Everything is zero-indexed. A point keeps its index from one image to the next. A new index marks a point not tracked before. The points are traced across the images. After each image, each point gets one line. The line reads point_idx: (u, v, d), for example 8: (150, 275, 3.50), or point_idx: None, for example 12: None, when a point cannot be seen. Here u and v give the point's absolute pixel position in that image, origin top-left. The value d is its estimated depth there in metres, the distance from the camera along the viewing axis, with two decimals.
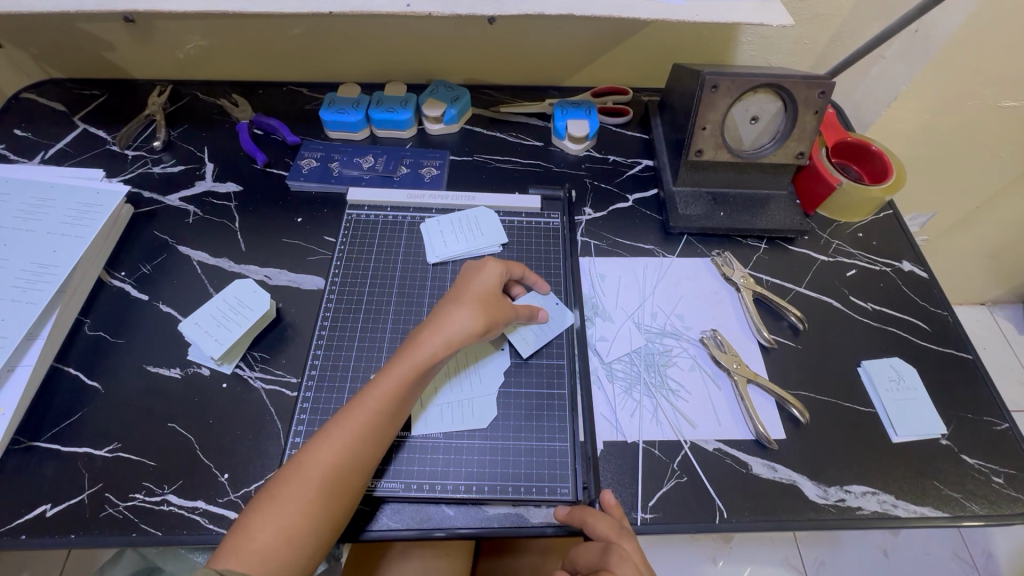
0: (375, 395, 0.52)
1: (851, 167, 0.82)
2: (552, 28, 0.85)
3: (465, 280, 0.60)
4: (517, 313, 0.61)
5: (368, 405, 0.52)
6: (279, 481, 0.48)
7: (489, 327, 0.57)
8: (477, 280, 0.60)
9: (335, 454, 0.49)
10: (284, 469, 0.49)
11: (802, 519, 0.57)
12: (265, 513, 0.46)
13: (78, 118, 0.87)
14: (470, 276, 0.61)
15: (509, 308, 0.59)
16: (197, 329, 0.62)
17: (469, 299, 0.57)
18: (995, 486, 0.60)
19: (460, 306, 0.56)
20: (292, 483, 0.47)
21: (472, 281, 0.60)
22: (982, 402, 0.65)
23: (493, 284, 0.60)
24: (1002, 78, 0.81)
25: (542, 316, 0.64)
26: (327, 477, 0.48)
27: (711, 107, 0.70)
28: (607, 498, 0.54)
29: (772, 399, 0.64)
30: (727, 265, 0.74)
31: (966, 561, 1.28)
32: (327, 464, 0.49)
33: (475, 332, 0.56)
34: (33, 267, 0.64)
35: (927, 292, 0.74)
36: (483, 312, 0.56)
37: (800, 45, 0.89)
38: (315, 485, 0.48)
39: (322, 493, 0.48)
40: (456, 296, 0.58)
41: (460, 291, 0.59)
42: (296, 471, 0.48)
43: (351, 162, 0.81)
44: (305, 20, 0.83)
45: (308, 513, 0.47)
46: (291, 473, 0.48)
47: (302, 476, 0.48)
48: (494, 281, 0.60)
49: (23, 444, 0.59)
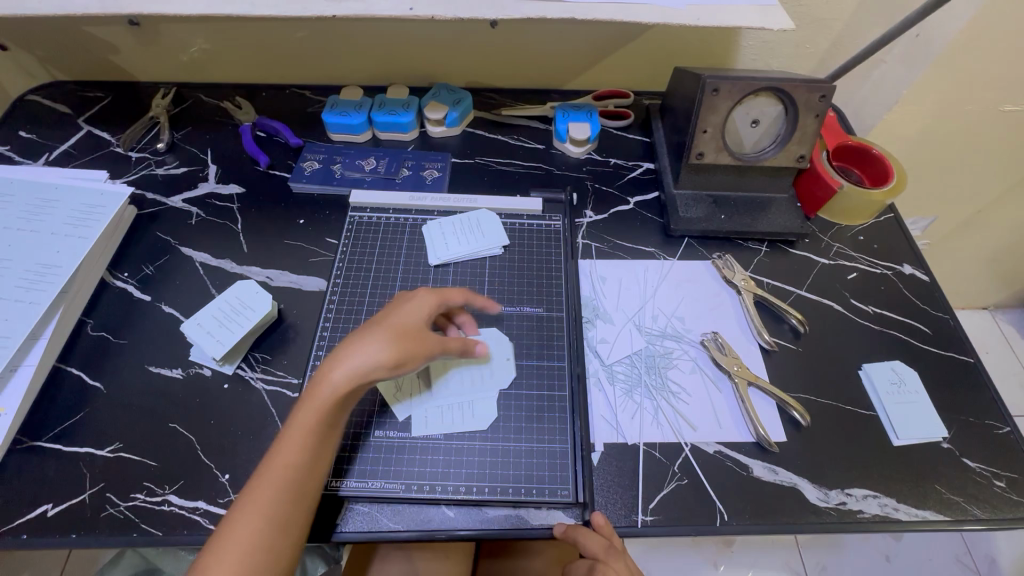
0: (282, 454, 0.48)
1: (852, 170, 0.82)
2: (554, 31, 0.85)
3: (385, 312, 0.54)
4: (446, 346, 0.54)
5: (273, 471, 0.48)
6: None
7: (404, 360, 0.50)
8: (398, 313, 0.54)
9: (247, 526, 0.45)
10: (201, 553, 0.45)
11: (803, 522, 0.57)
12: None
13: (82, 120, 0.88)
14: (391, 308, 0.55)
15: (432, 340, 0.53)
16: (199, 330, 0.62)
17: (382, 331, 0.51)
18: (997, 490, 0.60)
19: (365, 340, 0.50)
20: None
21: (393, 313, 0.54)
22: (984, 406, 0.65)
23: (414, 316, 0.53)
24: (1002, 82, 0.81)
25: (481, 350, 0.57)
26: (241, 555, 0.44)
27: (712, 110, 0.70)
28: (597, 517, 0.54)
29: (772, 401, 0.64)
30: (728, 267, 0.74)
31: (969, 567, 1.27)
32: (238, 542, 0.45)
33: (380, 368, 0.49)
34: (37, 267, 0.65)
35: (928, 295, 0.74)
36: (396, 345, 0.50)
37: (801, 49, 0.89)
38: (228, 569, 0.43)
39: (237, 573, 0.44)
40: (369, 327, 0.52)
41: (377, 321, 0.53)
42: (209, 555, 0.44)
43: (353, 164, 0.82)
44: (308, 23, 0.83)
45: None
46: (205, 556, 0.44)
47: (215, 559, 0.44)
48: (420, 312, 0.54)
49: (25, 444, 0.59)
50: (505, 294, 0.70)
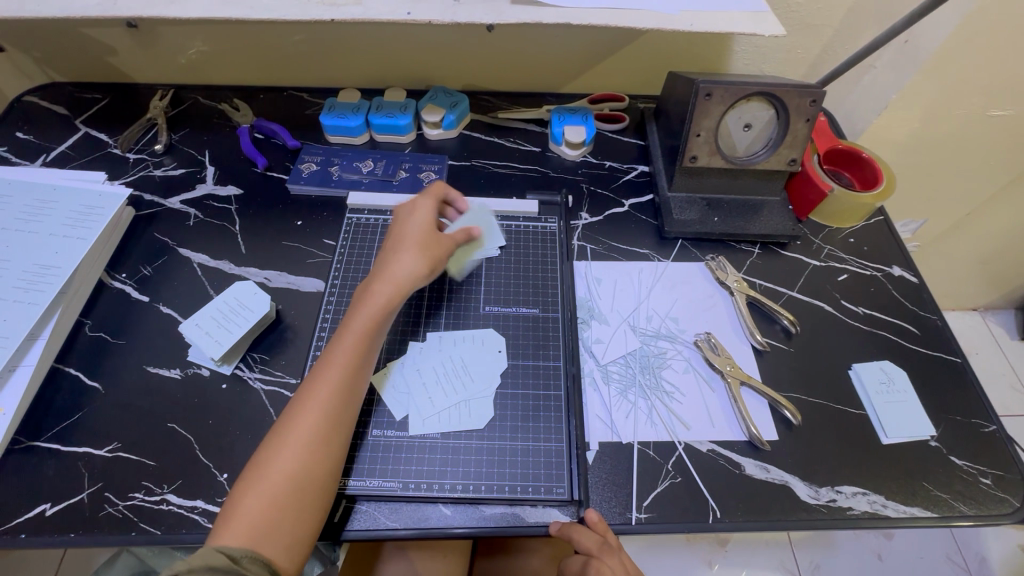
0: (338, 353, 0.55)
1: (843, 174, 0.84)
2: (550, 35, 0.86)
3: (402, 226, 0.64)
4: (454, 242, 0.65)
5: (334, 365, 0.54)
6: (264, 452, 0.50)
7: (433, 266, 0.61)
8: (409, 224, 0.63)
9: (314, 418, 0.51)
10: (268, 438, 0.51)
11: (793, 519, 0.58)
12: (254, 481, 0.48)
13: (79, 121, 0.88)
14: (404, 223, 0.64)
15: (446, 247, 0.64)
16: (198, 330, 0.63)
17: (411, 244, 0.61)
18: (983, 487, 0.61)
19: (404, 252, 0.60)
20: (275, 453, 0.50)
21: (406, 227, 0.63)
22: (970, 405, 0.67)
23: (426, 227, 0.63)
24: (989, 88, 0.83)
25: (477, 233, 0.68)
26: (307, 440, 0.50)
27: (705, 114, 0.71)
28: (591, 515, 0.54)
29: (764, 400, 0.65)
30: (721, 269, 0.76)
31: (959, 565, 1.29)
32: (305, 429, 0.51)
33: (421, 273, 0.60)
34: (36, 268, 0.65)
35: (917, 296, 0.76)
36: (426, 253, 0.61)
37: (793, 54, 0.91)
38: (301, 447, 0.50)
39: (304, 455, 0.50)
40: (398, 242, 0.62)
41: (400, 236, 0.63)
42: (279, 439, 0.50)
43: (350, 166, 0.82)
44: (306, 27, 0.84)
45: (296, 474, 0.49)
46: (274, 446, 0.50)
47: (285, 442, 0.50)
48: (427, 218, 0.64)
49: (23, 444, 0.59)
50: (501, 294, 0.71)
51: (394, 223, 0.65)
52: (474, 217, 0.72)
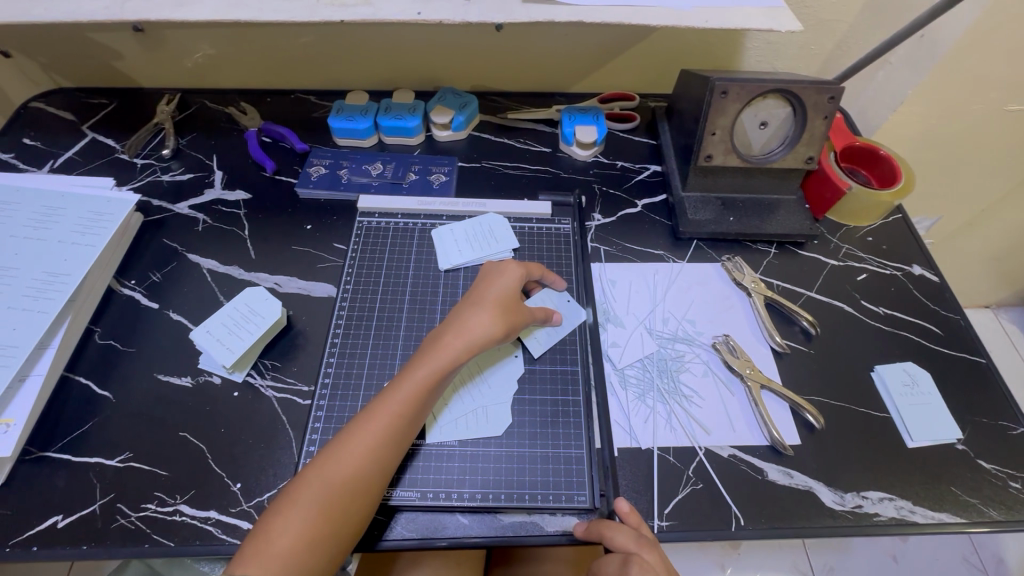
0: (395, 399, 0.52)
1: (860, 171, 0.82)
2: (559, 34, 0.85)
3: (486, 285, 0.60)
4: (534, 318, 0.61)
5: (388, 409, 0.51)
6: (299, 483, 0.48)
7: (509, 332, 0.57)
8: (497, 284, 0.60)
9: (359, 461, 0.49)
10: (307, 467, 0.49)
11: (819, 526, 0.57)
12: (285, 515, 0.46)
13: (86, 127, 0.87)
14: (488, 281, 0.60)
15: (525, 312, 0.60)
16: (209, 338, 0.62)
17: (490, 304, 0.57)
18: (1013, 491, 0.60)
19: (479, 311, 0.56)
20: (312, 487, 0.47)
21: (492, 286, 0.59)
22: (997, 406, 0.65)
23: (512, 288, 0.60)
24: (1008, 82, 0.81)
25: (556, 319, 0.64)
26: (346, 483, 0.48)
27: (721, 112, 0.70)
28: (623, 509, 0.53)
29: (786, 404, 0.64)
30: (737, 270, 0.74)
31: (976, 566, 1.27)
32: (346, 470, 0.48)
33: (495, 337, 0.56)
34: (44, 276, 0.64)
35: (938, 295, 0.74)
36: (504, 316, 0.57)
37: (806, 50, 0.89)
38: (337, 487, 0.47)
39: (342, 496, 0.47)
40: (476, 300, 0.58)
41: (480, 295, 0.59)
42: (319, 473, 0.48)
43: (359, 169, 0.81)
44: (313, 28, 0.83)
45: (327, 517, 0.46)
46: (312, 477, 0.48)
47: (323, 477, 0.48)
48: (515, 284, 0.60)
49: (33, 454, 0.58)
50: None
51: (483, 276, 0.61)
52: (482, 224, 0.75)
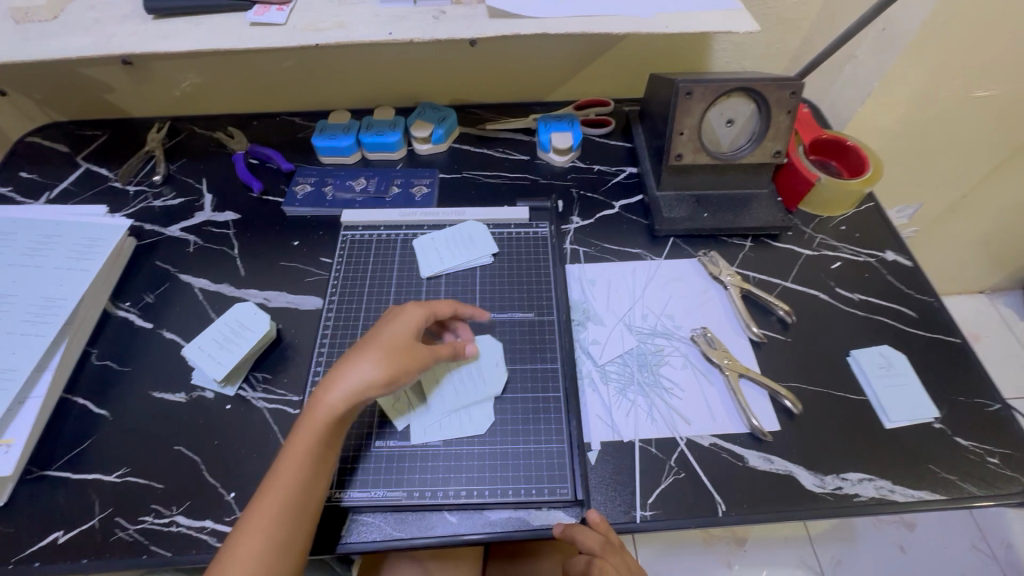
0: (299, 445, 0.51)
1: (830, 163, 0.84)
2: (532, 46, 0.88)
3: (379, 327, 0.57)
4: (433, 352, 0.57)
5: (292, 457, 0.51)
6: (215, 548, 0.48)
7: (396, 376, 0.53)
8: (388, 327, 0.57)
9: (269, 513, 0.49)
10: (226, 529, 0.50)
11: (801, 509, 0.58)
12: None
13: (80, 158, 0.90)
14: (386, 321, 0.58)
15: (421, 354, 0.55)
16: (201, 353, 0.64)
17: (375, 350, 0.54)
18: (991, 466, 0.61)
19: (365, 355, 0.54)
20: (226, 549, 0.48)
21: (387, 327, 0.57)
22: (973, 384, 0.66)
23: (405, 328, 0.56)
24: (969, 69, 0.83)
25: (469, 352, 0.61)
26: (258, 539, 0.48)
27: (687, 112, 0.72)
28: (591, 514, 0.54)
29: (764, 391, 0.65)
30: (714, 264, 0.76)
31: (985, 553, 1.26)
32: (255, 527, 0.48)
33: (380, 384, 0.52)
34: (41, 301, 0.67)
35: (911, 279, 0.76)
36: (388, 360, 0.53)
37: (773, 49, 0.92)
38: (249, 545, 0.47)
39: (254, 553, 0.47)
40: (367, 342, 0.56)
41: (371, 339, 0.56)
42: (232, 533, 0.48)
43: (344, 185, 0.84)
44: (295, 53, 0.86)
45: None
46: (227, 538, 0.49)
47: (232, 539, 0.48)
48: (411, 324, 0.57)
49: (34, 474, 0.60)
50: (496, 301, 0.72)
51: (379, 319, 0.59)
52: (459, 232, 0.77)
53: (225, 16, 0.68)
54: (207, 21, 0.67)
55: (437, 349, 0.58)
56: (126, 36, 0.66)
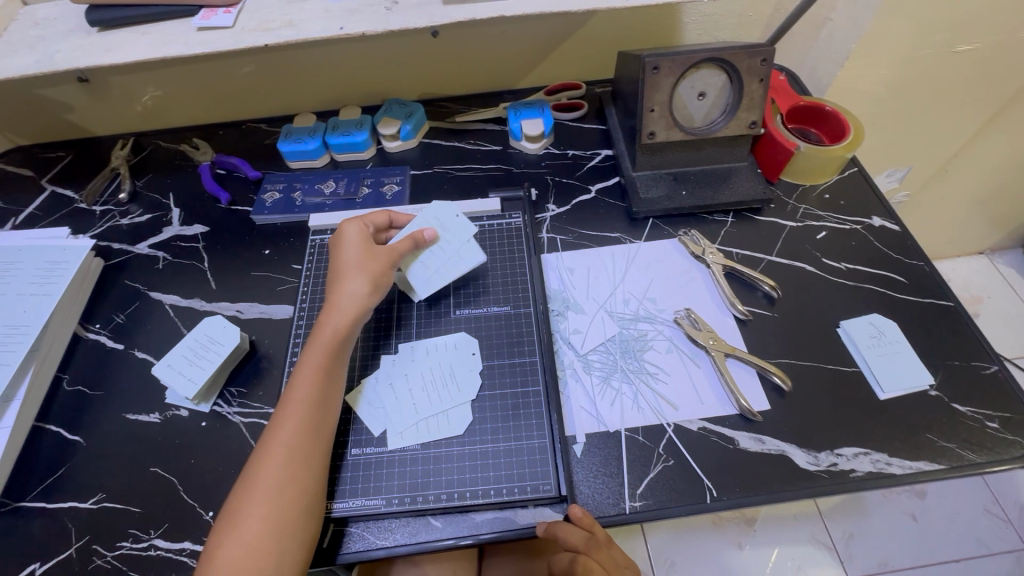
0: (285, 419, 0.53)
1: (811, 130, 0.82)
2: (496, 32, 0.86)
3: (338, 255, 0.64)
4: (398, 253, 0.65)
5: (296, 399, 0.54)
6: (237, 498, 0.49)
7: (382, 284, 0.63)
8: (344, 252, 0.64)
9: (279, 460, 0.50)
10: (239, 483, 0.51)
11: (796, 489, 0.56)
12: (228, 530, 0.48)
13: (45, 181, 0.89)
14: (341, 248, 0.65)
15: (391, 259, 0.64)
16: (171, 371, 0.63)
17: (352, 271, 0.62)
18: (990, 431, 0.58)
19: (347, 279, 0.61)
20: (248, 497, 0.49)
21: (343, 253, 0.64)
22: (968, 348, 0.64)
23: (360, 248, 0.64)
24: (950, 23, 0.80)
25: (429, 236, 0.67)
26: (277, 482, 0.49)
27: (656, 88, 0.70)
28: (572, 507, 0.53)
29: (752, 369, 0.63)
30: (695, 243, 0.74)
31: (1000, 517, 1.24)
32: (272, 472, 0.50)
33: (369, 296, 0.61)
34: (6, 329, 0.65)
35: (900, 244, 0.73)
36: (369, 273, 0.62)
37: (745, 17, 0.89)
38: (284, 465, 0.50)
39: (277, 494, 0.49)
40: (338, 272, 0.63)
41: (338, 267, 0.63)
42: (250, 483, 0.50)
43: (312, 190, 0.82)
44: (253, 57, 0.84)
45: (271, 517, 0.48)
46: (246, 490, 0.49)
47: (255, 487, 0.49)
48: (364, 242, 0.65)
49: (9, 506, 0.59)
50: (471, 297, 0.70)
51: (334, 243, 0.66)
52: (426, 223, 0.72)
53: (170, 23, 0.66)
54: (153, 29, 0.65)
55: (396, 246, 0.65)
56: (70, 50, 0.64)
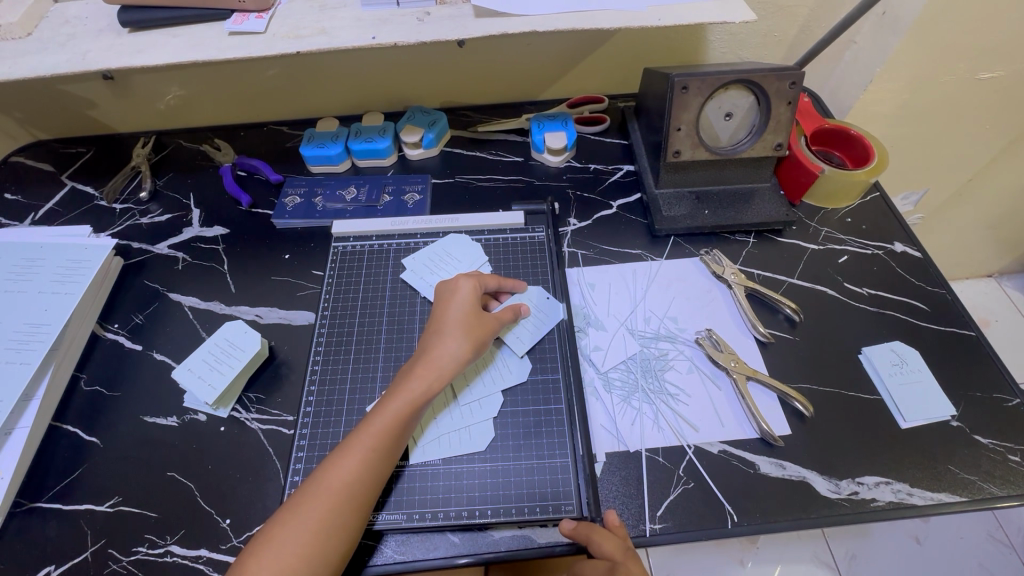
0: (350, 459, 0.51)
1: (833, 153, 0.82)
2: (521, 44, 0.86)
3: (444, 309, 0.61)
4: (501, 322, 0.62)
5: (363, 443, 0.52)
6: (280, 520, 0.48)
7: (478, 348, 0.59)
8: (455, 304, 0.61)
9: (333, 494, 0.49)
10: (285, 509, 0.49)
11: (817, 516, 0.56)
12: (264, 558, 0.46)
13: (66, 176, 0.89)
14: (448, 302, 0.62)
15: (492, 323, 0.62)
16: (190, 375, 0.62)
17: (453, 329, 0.59)
18: (1012, 464, 0.58)
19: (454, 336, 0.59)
20: (291, 522, 0.47)
21: (450, 307, 0.61)
22: (990, 379, 0.64)
23: (472, 305, 0.61)
24: (976, 51, 0.80)
25: (526, 311, 0.66)
26: (320, 524, 0.48)
27: (684, 107, 0.70)
28: (611, 516, 0.53)
29: (774, 394, 0.63)
30: (717, 263, 0.74)
31: (1003, 542, 1.24)
32: (317, 513, 0.48)
33: (463, 359, 0.58)
34: (27, 327, 0.65)
35: (923, 271, 0.73)
36: (471, 335, 0.59)
37: (770, 38, 0.89)
38: (337, 498, 0.49)
39: (319, 528, 0.48)
40: (439, 327, 0.60)
41: (441, 320, 0.60)
42: (295, 515, 0.48)
43: (334, 195, 0.82)
44: (278, 61, 0.84)
45: (306, 557, 0.46)
46: (291, 514, 0.48)
47: (300, 519, 0.48)
48: (474, 300, 0.62)
49: (24, 506, 0.59)
50: None
51: (444, 294, 0.63)
52: (459, 251, 0.74)
53: (201, 26, 0.66)
54: (183, 32, 0.65)
55: (501, 315, 0.63)
56: (100, 51, 0.63)
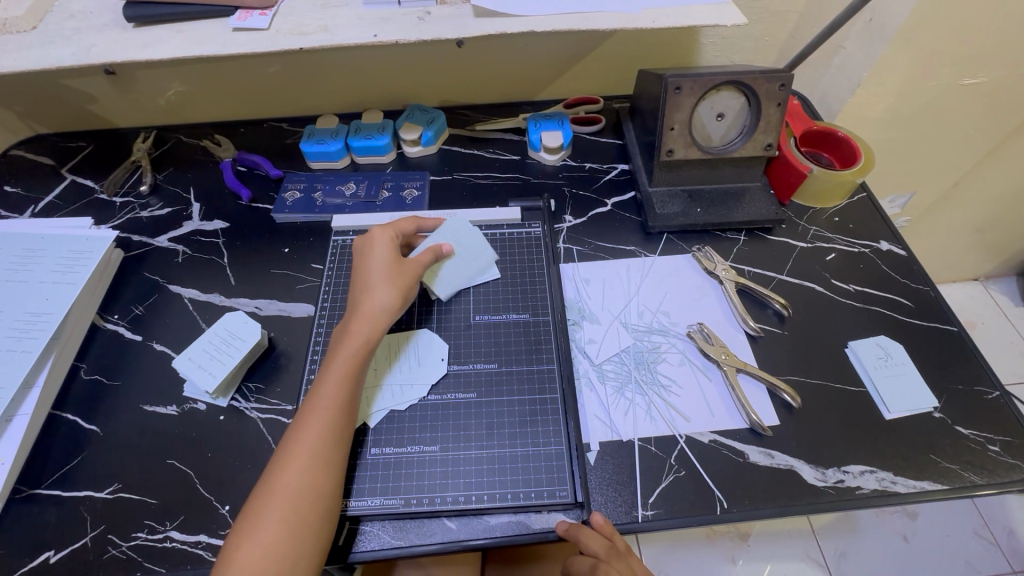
0: (312, 424, 0.52)
1: (822, 154, 0.84)
2: (519, 44, 0.88)
3: (365, 262, 0.64)
4: (421, 264, 0.65)
5: (320, 404, 0.54)
6: (260, 492, 0.49)
7: (407, 292, 0.62)
8: (373, 259, 0.64)
9: (308, 448, 0.51)
10: (262, 481, 0.50)
11: (804, 503, 0.57)
12: (252, 525, 0.47)
13: (66, 170, 0.89)
14: (366, 258, 0.64)
15: (415, 268, 0.65)
16: (190, 364, 0.63)
17: (380, 278, 0.62)
18: (991, 454, 0.60)
19: (376, 287, 0.61)
20: (271, 489, 0.49)
21: (371, 260, 0.64)
22: (971, 372, 0.66)
23: (389, 255, 0.64)
24: (959, 58, 0.82)
25: (447, 250, 0.69)
26: (297, 480, 0.50)
27: (677, 107, 0.72)
28: (596, 516, 0.54)
29: (762, 386, 0.65)
30: (708, 259, 0.76)
31: (988, 540, 1.26)
32: (293, 472, 0.50)
33: (398, 306, 0.61)
34: (27, 316, 0.66)
35: (907, 269, 0.75)
36: (395, 283, 0.62)
37: (761, 42, 0.92)
38: (310, 456, 0.51)
39: (300, 517, 0.48)
40: (364, 282, 0.62)
41: (365, 273, 0.63)
42: (274, 480, 0.50)
43: (333, 191, 0.83)
44: (280, 58, 0.86)
45: (290, 514, 0.48)
46: (267, 485, 0.50)
47: (280, 481, 0.49)
48: (390, 251, 0.64)
49: (24, 493, 0.59)
50: (491, 303, 0.71)
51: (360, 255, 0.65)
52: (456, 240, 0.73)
53: (206, 22, 0.67)
54: (188, 28, 0.66)
55: (419, 257, 0.66)
56: (105, 44, 0.64)
